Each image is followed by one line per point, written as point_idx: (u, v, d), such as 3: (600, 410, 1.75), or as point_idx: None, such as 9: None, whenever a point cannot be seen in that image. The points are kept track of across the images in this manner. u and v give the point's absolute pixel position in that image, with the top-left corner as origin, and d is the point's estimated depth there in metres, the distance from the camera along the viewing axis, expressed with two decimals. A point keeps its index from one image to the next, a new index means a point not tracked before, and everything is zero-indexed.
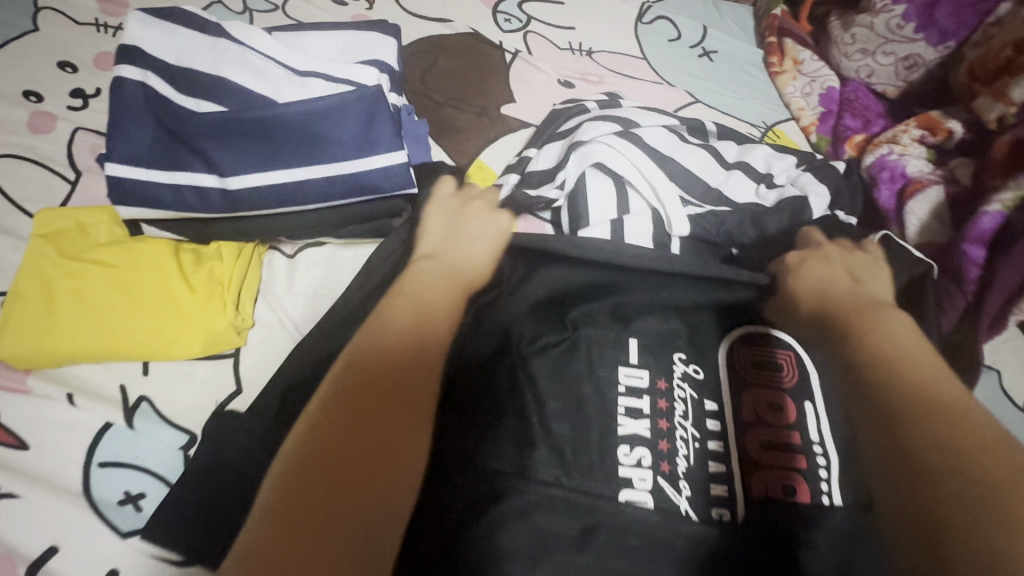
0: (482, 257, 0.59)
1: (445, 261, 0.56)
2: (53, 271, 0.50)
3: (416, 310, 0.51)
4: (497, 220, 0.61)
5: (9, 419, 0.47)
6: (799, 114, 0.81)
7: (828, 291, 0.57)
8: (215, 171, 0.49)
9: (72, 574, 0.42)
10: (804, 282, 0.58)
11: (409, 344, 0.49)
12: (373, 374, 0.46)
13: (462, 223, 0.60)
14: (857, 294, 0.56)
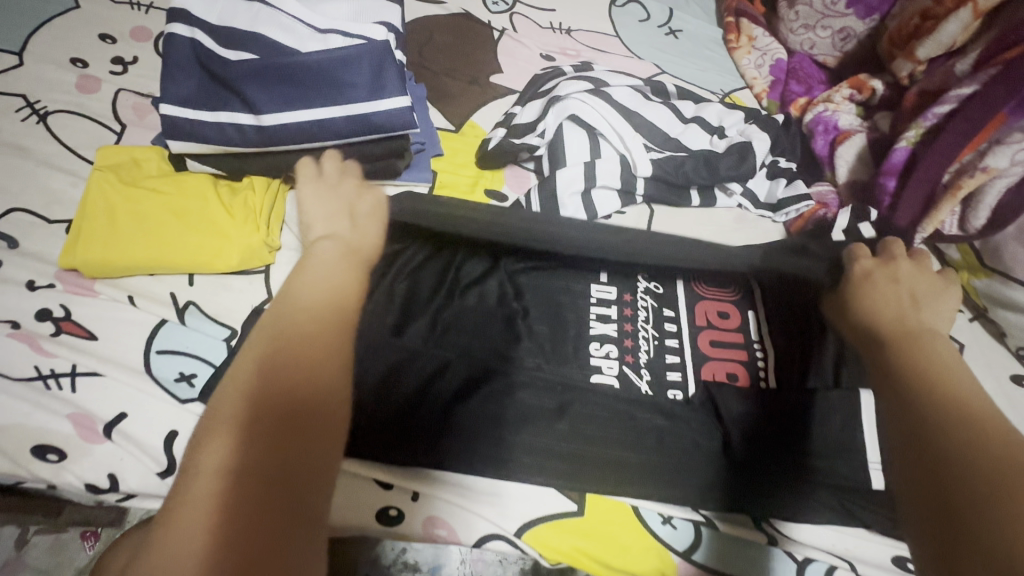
0: (373, 230, 0.53)
1: (346, 239, 0.50)
2: (116, 196, 0.60)
3: (325, 286, 0.44)
4: (374, 195, 0.57)
5: (80, 316, 0.57)
6: (753, 83, 0.92)
7: (881, 305, 0.54)
8: (251, 111, 0.59)
9: (142, 430, 0.52)
10: (856, 290, 0.57)
11: (330, 318, 0.42)
12: (287, 371, 0.38)
13: (350, 192, 0.56)
14: (882, 300, 0.55)
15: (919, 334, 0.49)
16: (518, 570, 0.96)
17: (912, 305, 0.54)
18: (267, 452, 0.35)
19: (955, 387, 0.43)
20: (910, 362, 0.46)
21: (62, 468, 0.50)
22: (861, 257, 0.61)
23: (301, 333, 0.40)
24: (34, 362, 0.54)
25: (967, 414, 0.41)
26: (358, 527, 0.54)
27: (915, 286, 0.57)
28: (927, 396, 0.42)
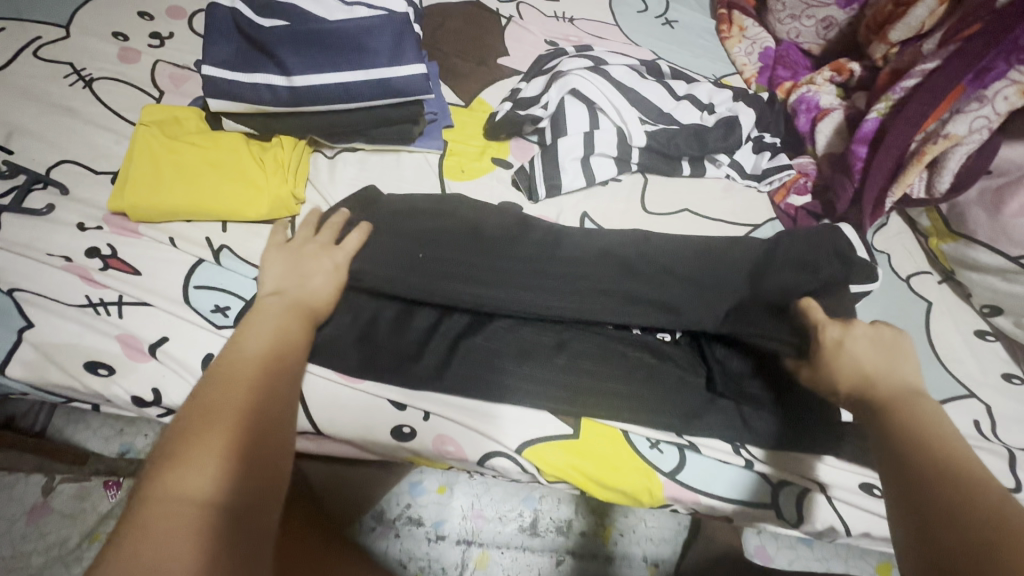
0: (326, 288, 0.57)
1: (295, 295, 0.55)
2: (159, 148, 0.66)
3: (276, 343, 0.49)
4: (330, 257, 0.60)
5: (125, 253, 0.63)
6: (743, 69, 0.99)
7: (863, 370, 0.51)
8: (283, 73, 0.65)
9: (182, 351, 0.58)
10: (819, 359, 0.54)
11: (277, 370, 0.47)
12: (265, 417, 0.43)
13: (308, 251, 0.60)
14: (852, 363, 0.52)
15: (903, 401, 0.47)
16: (517, 527, 1.00)
17: (889, 362, 0.51)
18: (231, 494, 0.38)
19: (946, 445, 0.42)
20: (902, 429, 0.44)
21: (112, 381, 0.56)
22: (824, 324, 0.56)
23: (253, 385, 0.44)
24: (85, 291, 0.59)
25: (958, 476, 0.40)
26: (373, 444, 0.58)
27: (883, 339, 0.54)
28: (914, 458, 0.42)
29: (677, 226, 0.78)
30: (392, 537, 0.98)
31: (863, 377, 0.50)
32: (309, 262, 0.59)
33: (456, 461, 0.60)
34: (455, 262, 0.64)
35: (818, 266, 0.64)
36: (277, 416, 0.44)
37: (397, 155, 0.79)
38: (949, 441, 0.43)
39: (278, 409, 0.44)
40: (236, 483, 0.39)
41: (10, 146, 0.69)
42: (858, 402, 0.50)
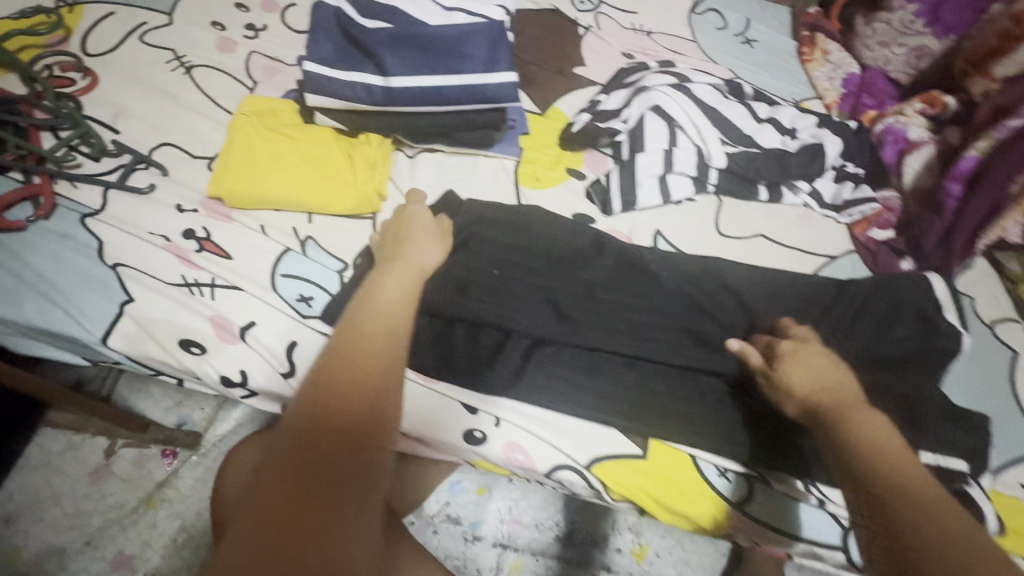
0: (436, 246, 0.63)
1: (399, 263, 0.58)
2: (257, 138, 0.69)
3: (371, 324, 0.49)
4: (425, 217, 0.66)
5: (219, 237, 0.65)
6: (824, 94, 0.97)
7: (821, 385, 0.53)
8: (381, 73, 0.67)
9: (268, 337, 0.60)
10: (779, 364, 0.56)
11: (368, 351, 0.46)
12: (342, 368, 0.44)
13: (407, 236, 0.62)
14: (802, 372, 0.54)
15: (850, 412, 0.51)
16: (553, 536, 1.00)
17: (833, 376, 0.54)
18: (301, 439, 0.38)
19: (895, 462, 0.46)
20: (859, 447, 0.47)
21: (203, 360, 0.59)
22: (779, 342, 0.59)
23: (347, 368, 0.44)
24: (181, 271, 0.62)
25: (911, 486, 0.44)
26: (444, 445, 0.59)
27: (829, 357, 0.57)
28: (875, 478, 0.45)
29: (751, 251, 0.78)
30: (429, 533, 1.00)
31: (823, 394, 0.52)
32: (412, 226, 0.64)
33: (523, 470, 0.60)
34: (521, 279, 0.66)
35: (891, 327, 0.67)
36: (369, 399, 0.42)
37: (474, 159, 0.80)
38: (896, 450, 0.47)
39: (370, 386, 0.43)
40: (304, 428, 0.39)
41: (116, 126, 0.72)
42: (812, 412, 0.52)
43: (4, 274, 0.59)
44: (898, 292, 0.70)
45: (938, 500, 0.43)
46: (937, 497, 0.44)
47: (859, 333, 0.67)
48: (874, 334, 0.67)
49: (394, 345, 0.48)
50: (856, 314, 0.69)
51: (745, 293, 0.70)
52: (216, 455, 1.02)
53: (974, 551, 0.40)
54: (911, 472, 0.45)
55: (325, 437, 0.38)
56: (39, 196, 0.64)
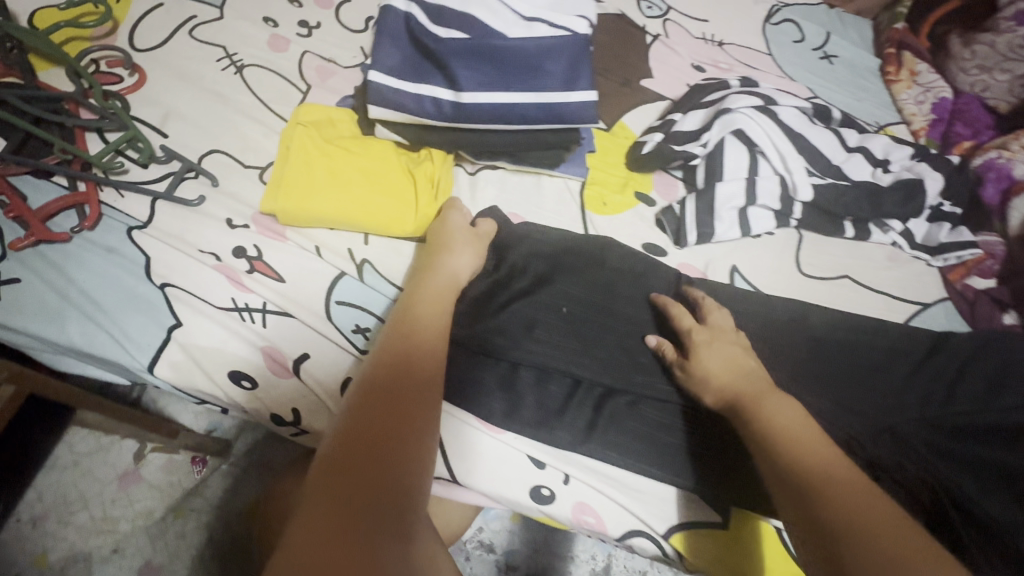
0: (474, 255, 0.60)
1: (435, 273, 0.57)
2: (314, 150, 0.64)
3: (400, 335, 0.49)
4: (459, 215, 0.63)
5: (271, 258, 0.61)
6: (910, 119, 0.90)
7: (728, 374, 0.52)
8: (452, 88, 0.62)
9: (323, 373, 0.56)
10: (698, 354, 0.54)
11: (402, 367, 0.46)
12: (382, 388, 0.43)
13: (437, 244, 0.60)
14: (721, 362, 0.53)
15: (756, 400, 0.49)
16: (589, 570, 0.95)
17: (738, 367, 0.52)
18: (341, 455, 0.38)
19: (810, 453, 0.44)
20: (772, 442, 0.45)
21: (255, 395, 0.55)
22: (692, 330, 0.57)
23: (383, 384, 0.44)
24: (231, 295, 0.58)
25: (823, 470, 0.42)
26: (508, 501, 0.55)
27: (738, 344, 0.55)
28: (791, 472, 0.43)
29: (835, 293, 0.72)
30: (460, 559, 0.94)
31: (735, 388, 0.51)
32: (449, 231, 0.61)
33: (592, 533, 0.56)
34: (593, 319, 0.61)
35: (1002, 393, 0.61)
36: (405, 416, 0.42)
37: (537, 177, 0.75)
38: (805, 432, 0.46)
39: (404, 402, 0.43)
40: (344, 443, 0.38)
41: (165, 130, 0.68)
42: (729, 405, 0.51)
43: (46, 290, 0.56)
44: (1006, 357, 0.64)
45: (852, 475, 0.42)
46: (847, 471, 0.43)
47: (962, 397, 0.61)
48: (980, 398, 0.61)
49: (429, 362, 0.48)
50: (957, 374, 0.63)
51: (826, 345, 0.66)
52: (247, 465, 0.95)
53: (891, 532, 0.38)
54: (821, 452, 0.44)
55: (357, 449, 0.38)
56: (84, 204, 0.60)
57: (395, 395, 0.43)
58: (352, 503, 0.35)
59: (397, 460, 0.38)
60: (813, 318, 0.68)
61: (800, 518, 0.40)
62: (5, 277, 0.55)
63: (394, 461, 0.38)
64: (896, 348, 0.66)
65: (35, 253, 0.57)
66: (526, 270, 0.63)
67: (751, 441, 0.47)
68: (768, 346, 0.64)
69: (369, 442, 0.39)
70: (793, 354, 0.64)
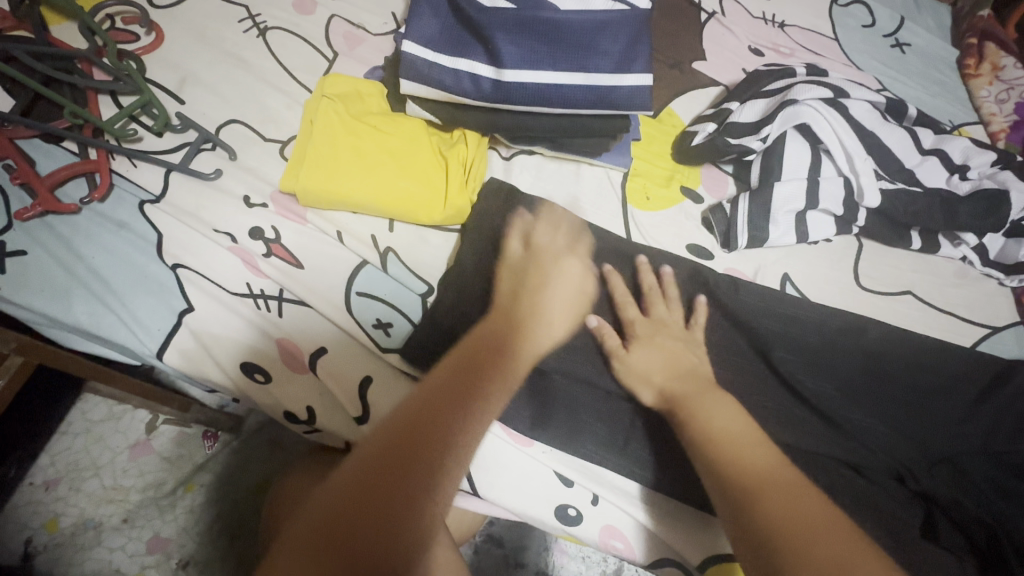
0: (572, 319, 0.54)
1: (535, 322, 0.51)
2: (340, 126, 0.59)
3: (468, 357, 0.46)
4: (562, 270, 0.56)
5: (289, 241, 0.57)
6: (989, 120, 0.82)
7: (674, 371, 0.51)
8: (493, 63, 0.56)
9: (340, 369, 0.52)
10: (633, 348, 0.53)
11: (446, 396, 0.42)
12: (432, 404, 0.41)
13: (534, 288, 0.53)
14: (660, 358, 0.52)
15: (699, 401, 0.47)
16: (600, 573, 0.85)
17: (677, 363, 0.52)
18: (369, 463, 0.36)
19: (751, 456, 0.43)
20: (715, 447, 0.44)
21: (267, 389, 0.52)
22: (632, 323, 0.55)
23: (438, 399, 0.41)
24: (246, 279, 0.54)
25: (761, 476, 0.42)
26: (531, 518, 0.52)
27: (676, 341, 0.54)
28: (732, 476, 0.42)
29: (897, 309, 0.65)
30: (467, 553, 0.84)
31: (684, 391, 0.49)
32: (557, 286, 0.54)
33: (619, 557, 0.53)
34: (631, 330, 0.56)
35: None
36: (443, 442, 0.39)
37: (576, 166, 0.69)
38: (746, 436, 0.45)
39: (450, 426, 0.40)
40: (377, 452, 0.37)
41: (181, 95, 0.64)
42: (665, 405, 0.49)
43: (52, 265, 0.52)
44: None
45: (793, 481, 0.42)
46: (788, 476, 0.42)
47: None
48: None
49: (493, 388, 0.45)
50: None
51: (887, 368, 0.59)
52: (258, 443, 0.91)
53: (823, 526, 0.38)
54: (765, 458, 0.43)
55: (386, 463, 0.36)
56: (95, 173, 0.56)
57: (442, 411, 0.41)
58: (365, 522, 0.34)
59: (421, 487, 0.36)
60: (872, 332, 0.60)
61: (737, 522, 0.40)
62: (10, 248, 0.52)
63: (419, 487, 0.36)
64: (966, 374, 0.59)
65: (42, 225, 0.53)
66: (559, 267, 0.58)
67: (692, 448, 0.45)
68: (821, 365, 0.58)
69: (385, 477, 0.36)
70: (846, 374, 0.58)
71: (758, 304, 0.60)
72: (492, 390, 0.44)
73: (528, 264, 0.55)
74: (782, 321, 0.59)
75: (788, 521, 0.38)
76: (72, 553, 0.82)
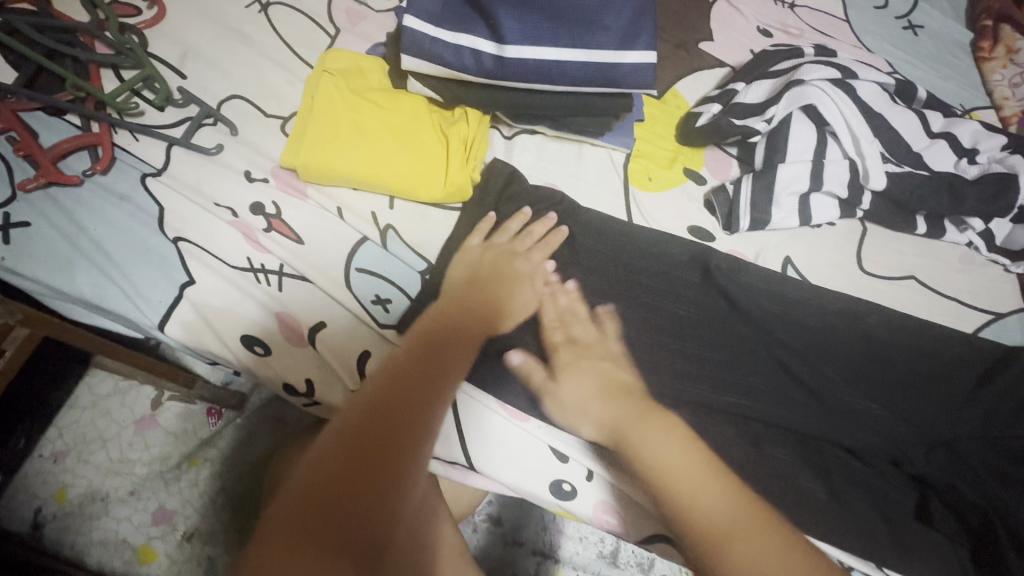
0: (533, 302, 0.54)
1: (496, 293, 0.54)
2: (341, 101, 0.59)
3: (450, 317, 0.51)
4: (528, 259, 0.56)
5: (289, 216, 0.57)
6: (1002, 104, 0.81)
7: (613, 397, 0.49)
8: (495, 39, 0.56)
9: (339, 343, 0.53)
10: (561, 381, 0.51)
11: (426, 365, 0.45)
12: (425, 353, 0.46)
13: (497, 270, 0.55)
14: (592, 382, 0.50)
15: (641, 436, 0.45)
16: (597, 553, 0.86)
17: (610, 388, 0.50)
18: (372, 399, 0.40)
19: (696, 490, 0.41)
20: (666, 487, 0.42)
21: (268, 362, 0.53)
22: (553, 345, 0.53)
23: (428, 350, 0.46)
24: (246, 254, 0.54)
25: (708, 517, 0.40)
26: (527, 492, 0.53)
27: (598, 359, 0.52)
28: (686, 519, 0.40)
29: (899, 294, 0.65)
30: (466, 531, 0.86)
31: (620, 421, 0.47)
32: (517, 267, 0.55)
33: (612, 532, 0.54)
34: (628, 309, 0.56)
35: None
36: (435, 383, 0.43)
37: (578, 146, 0.68)
38: (684, 468, 0.43)
39: (440, 371, 0.45)
40: (379, 391, 0.41)
41: (183, 70, 0.63)
42: (605, 437, 0.48)
43: (55, 236, 0.53)
44: None
45: (740, 515, 0.40)
46: (732, 511, 0.40)
47: None
48: None
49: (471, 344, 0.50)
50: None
51: (886, 352, 0.58)
52: (262, 420, 0.92)
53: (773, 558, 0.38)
54: (703, 494, 0.41)
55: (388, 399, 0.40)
56: (98, 146, 0.57)
57: (432, 361, 0.45)
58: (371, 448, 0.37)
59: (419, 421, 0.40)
60: (872, 316, 0.60)
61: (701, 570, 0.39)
62: (15, 219, 0.52)
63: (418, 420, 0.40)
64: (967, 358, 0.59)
65: (46, 196, 0.54)
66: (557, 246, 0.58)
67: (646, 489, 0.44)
68: (819, 347, 0.58)
69: (380, 434, 0.38)
70: (845, 356, 0.58)
71: (758, 286, 0.60)
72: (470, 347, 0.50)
73: (486, 256, 0.56)
74: (781, 304, 0.59)
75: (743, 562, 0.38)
76: (81, 522, 0.84)
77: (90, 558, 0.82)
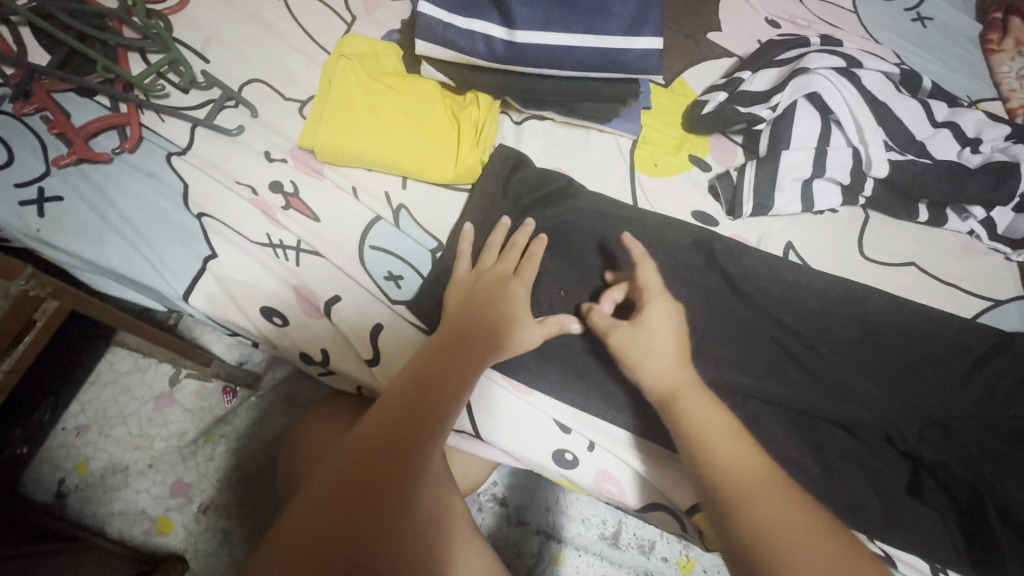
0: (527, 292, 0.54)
1: (501, 295, 0.53)
2: (356, 85, 0.61)
3: (458, 334, 0.50)
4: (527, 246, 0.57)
5: (306, 195, 0.59)
6: (1009, 95, 0.81)
7: (677, 363, 0.50)
8: (506, 24, 0.58)
9: (352, 317, 0.55)
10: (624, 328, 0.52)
11: (429, 397, 0.45)
12: (427, 381, 0.46)
13: (498, 269, 0.55)
14: (668, 340, 0.51)
15: (687, 400, 0.47)
16: (598, 534, 0.88)
17: (678, 357, 0.50)
18: (371, 435, 0.42)
19: (738, 459, 0.43)
20: (704, 449, 0.44)
21: (285, 333, 0.55)
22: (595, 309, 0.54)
23: (430, 376, 0.46)
24: (266, 230, 0.57)
25: (742, 479, 0.42)
26: (529, 461, 0.56)
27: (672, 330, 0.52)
28: (715, 473, 0.43)
29: (899, 280, 0.66)
30: (472, 510, 0.88)
31: (670, 384, 0.49)
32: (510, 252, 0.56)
33: (612, 501, 0.56)
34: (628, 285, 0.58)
35: None
36: (434, 419, 0.44)
37: (586, 132, 0.70)
38: (724, 436, 0.45)
39: (443, 399, 0.45)
40: (378, 427, 0.42)
41: (206, 54, 0.66)
42: (659, 389, 0.49)
43: (86, 210, 0.56)
44: None
45: (769, 479, 0.42)
46: (770, 475, 0.42)
47: None
48: None
49: (477, 363, 0.49)
50: None
51: (885, 335, 0.59)
52: (275, 399, 0.95)
53: (801, 525, 0.39)
54: (741, 457, 0.43)
55: (385, 437, 0.42)
56: (126, 126, 0.59)
57: (432, 391, 0.45)
58: (365, 487, 0.39)
59: (416, 457, 0.42)
60: (873, 300, 0.61)
61: (719, 518, 0.42)
62: (49, 193, 0.55)
63: (415, 460, 0.41)
64: (968, 344, 0.59)
65: (78, 172, 0.56)
66: (563, 228, 0.61)
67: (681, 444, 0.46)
68: (817, 329, 0.59)
69: (373, 474, 0.40)
70: (845, 338, 0.59)
71: (759, 267, 0.61)
72: (475, 366, 0.49)
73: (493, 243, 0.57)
74: (783, 287, 0.61)
75: (766, 515, 0.40)
76: (102, 493, 0.87)
77: (111, 527, 0.85)
